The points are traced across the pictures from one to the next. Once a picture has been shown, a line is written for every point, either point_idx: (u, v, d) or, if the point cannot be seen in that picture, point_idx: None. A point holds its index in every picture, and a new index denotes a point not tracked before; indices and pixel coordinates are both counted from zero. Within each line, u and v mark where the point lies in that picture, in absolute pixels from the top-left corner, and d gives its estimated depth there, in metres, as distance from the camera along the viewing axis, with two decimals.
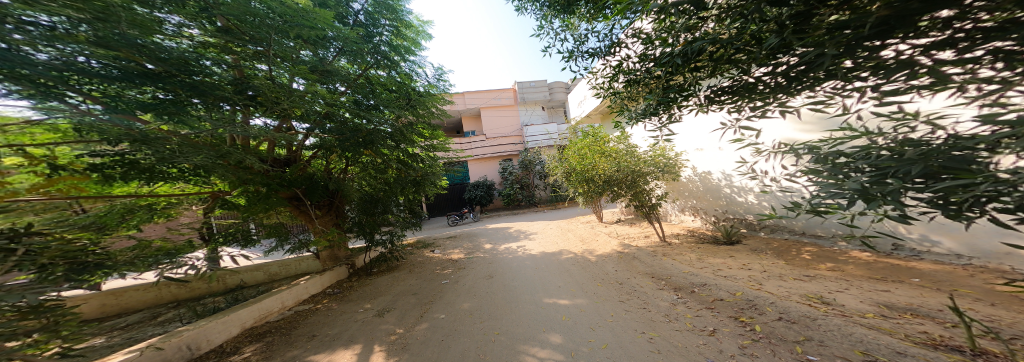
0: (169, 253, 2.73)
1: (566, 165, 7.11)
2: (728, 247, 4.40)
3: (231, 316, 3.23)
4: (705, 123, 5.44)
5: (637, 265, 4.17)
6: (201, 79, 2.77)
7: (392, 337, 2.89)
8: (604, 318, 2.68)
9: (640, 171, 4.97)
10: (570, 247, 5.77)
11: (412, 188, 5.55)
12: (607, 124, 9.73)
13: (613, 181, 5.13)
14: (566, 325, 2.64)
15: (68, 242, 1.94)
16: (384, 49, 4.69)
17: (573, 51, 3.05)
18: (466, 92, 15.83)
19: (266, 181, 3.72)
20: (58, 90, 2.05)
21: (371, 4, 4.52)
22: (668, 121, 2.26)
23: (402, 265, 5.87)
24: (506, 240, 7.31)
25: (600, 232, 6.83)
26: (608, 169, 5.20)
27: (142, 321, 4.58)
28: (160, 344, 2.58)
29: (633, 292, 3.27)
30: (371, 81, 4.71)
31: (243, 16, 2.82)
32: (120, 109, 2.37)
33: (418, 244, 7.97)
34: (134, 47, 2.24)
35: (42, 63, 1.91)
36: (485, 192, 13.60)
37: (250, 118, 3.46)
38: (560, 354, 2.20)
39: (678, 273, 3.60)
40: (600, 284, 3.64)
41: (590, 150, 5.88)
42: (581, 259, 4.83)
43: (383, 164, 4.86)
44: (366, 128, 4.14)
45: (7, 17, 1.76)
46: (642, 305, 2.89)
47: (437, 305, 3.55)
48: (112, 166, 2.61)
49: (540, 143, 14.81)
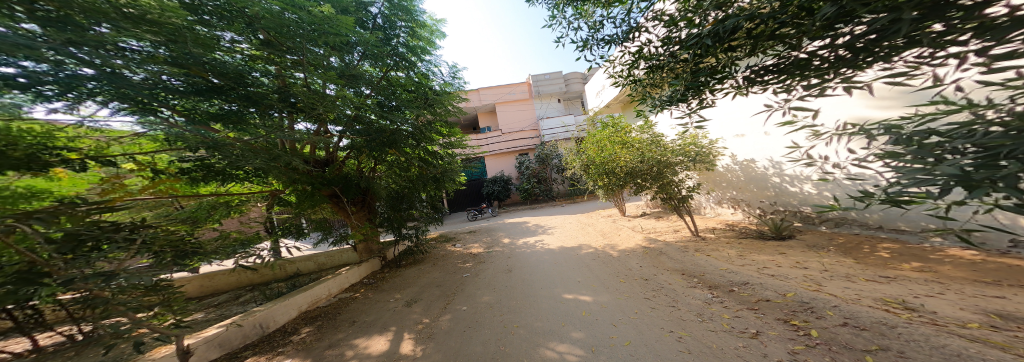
0: (242, 244, 3.13)
1: (583, 158, 6.94)
2: (778, 243, 3.95)
3: (291, 300, 3.67)
4: (746, 107, 4.96)
5: (664, 261, 3.94)
6: (255, 89, 3.18)
7: (419, 326, 3.06)
8: (627, 315, 2.59)
9: (667, 162, 4.56)
10: (590, 242, 5.64)
11: (433, 184, 5.81)
12: (627, 113, 9.29)
13: (638, 172, 4.81)
14: (586, 321, 2.60)
15: (170, 233, 2.33)
16: (401, 51, 4.92)
17: (588, 39, 2.90)
18: (482, 89, 15.75)
19: (311, 181, 4.14)
20: (153, 107, 2.49)
21: (388, 7, 4.69)
22: (699, 106, 2.04)
23: (428, 259, 6.15)
24: (524, 234, 7.36)
25: (622, 227, 6.56)
26: (631, 159, 4.97)
27: (228, 300, 5.41)
28: (240, 321, 3.05)
29: (660, 288, 3.11)
30: (392, 83, 4.92)
31: (280, 28, 3.13)
32: (197, 120, 2.82)
33: (440, 239, 8.29)
34: (200, 64, 2.61)
35: (138, 84, 2.24)
36: (502, 187, 13.75)
37: (295, 123, 3.88)
38: (581, 349, 2.19)
39: (714, 270, 3.34)
40: (621, 279, 3.52)
41: (611, 142, 5.88)
42: (603, 254, 4.71)
43: (405, 162, 5.22)
44: (389, 129, 4.39)
45: (109, 46, 2.05)
46: (672, 303, 2.73)
47: (459, 297, 3.70)
48: (196, 170, 3.14)
49: (557, 136, 14.58)
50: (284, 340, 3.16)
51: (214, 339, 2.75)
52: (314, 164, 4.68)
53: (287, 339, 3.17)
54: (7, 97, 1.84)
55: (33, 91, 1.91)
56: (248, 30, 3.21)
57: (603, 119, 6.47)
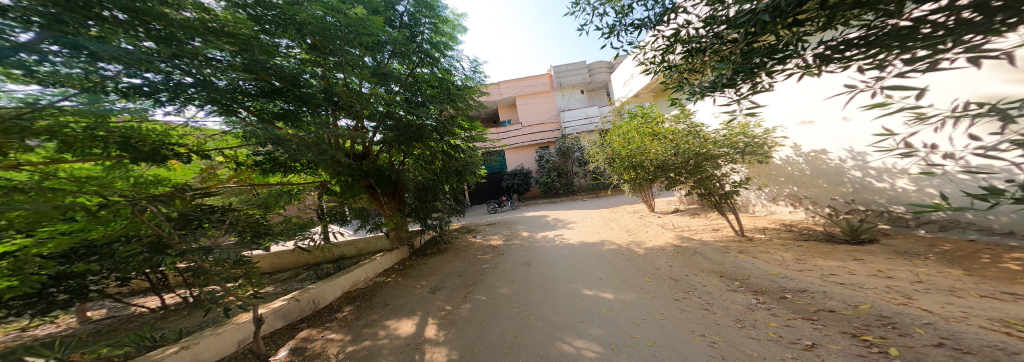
0: (301, 227, 3.58)
1: (608, 151, 6.69)
2: (853, 248, 3.36)
3: (337, 280, 4.13)
4: (815, 89, 4.25)
5: (699, 261, 3.62)
6: (306, 90, 3.50)
7: (441, 312, 3.23)
8: (653, 315, 2.46)
9: (704, 154, 4.08)
10: (613, 237, 5.42)
11: (455, 177, 6.01)
12: (661, 102, 8.55)
13: (670, 166, 4.44)
14: (606, 318, 2.51)
15: (249, 216, 2.75)
16: (426, 48, 4.94)
17: (616, 26, 2.70)
18: (500, 83, 15.50)
19: (351, 173, 4.54)
20: (233, 107, 2.98)
21: (412, 5, 4.70)
22: (751, 92, 1.76)
23: (450, 248, 6.43)
24: (542, 228, 7.31)
25: (651, 223, 6.14)
26: (662, 152, 4.62)
27: (290, 277, 6.26)
28: (298, 296, 3.54)
29: (692, 290, 2.88)
30: (417, 80, 5.11)
31: (322, 30, 3.36)
32: (265, 118, 3.38)
33: (462, 230, 8.57)
34: (266, 69, 2.99)
35: (224, 88, 2.73)
36: (522, 180, 13.70)
37: (337, 119, 4.24)
38: (600, 346, 2.13)
39: (761, 274, 2.99)
40: (649, 278, 3.32)
41: (638, 133, 5.52)
42: (626, 251, 4.49)
43: (430, 156, 5.45)
44: (415, 124, 4.62)
45: (199, 57, 2.45)
46: (705, 306, 2.51)
47: (479, 287, 3.84)
48: (265, 162, 3.62)
49: (579, 129, 14.07)
50: (330, 315, 3.56)
51: (279, 310, 3.25)
52: (352, 157, 5.15)
53: (333, 314, 3.58)
54: (135, 104, 2.36)
55: (153, 98, 2.44)
56: (298, 35, 3.51)
57: (631, 110, 6.12)
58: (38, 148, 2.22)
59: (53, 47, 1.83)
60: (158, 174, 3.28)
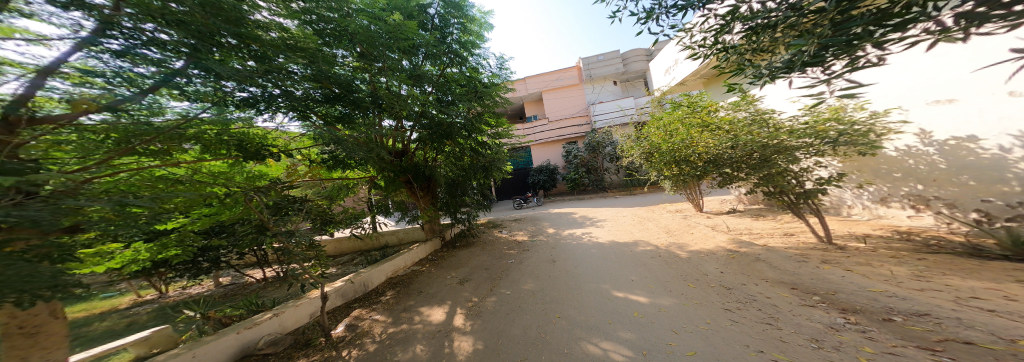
0: (355, 217, 4.01)
1: (646, 145, 6.23)
2: (1003, 265, 2.54)
3: (382, 266, 4.57)
4: (956, 58, 3.29)
5: (761, 270, 3.12)
6: (358, 95, 3.86)
7: (469, 303, 3.35)
8: (696, 324, 2.21)
9: (773, 146, 3.47)
10: (650, 238, 4.98)
11: (481, 173, 6.20)
12: (712, 90, 7.58)
13: (726, 160, 4.02)
14: (639, 323, 2.34)
15: (320, 207, 3.19)
16: (455, 48, 5.14)
17: (654, 9, 2.46)
18: (528, 78, 15.16)
19: (393, 169, 4.94)
20: (306, 113, 3.46)
21: (443, 6, 4.92)
22: (849, 67, 1.43)
23: (477, 242, 6.61)
24: (569, 225, 7.08)
25: (696, 224, 5.50)
26: (719, 144, 4.18)
27: (348, 261, 7.06)
28: (353, 278, 4.01)
29: (750, 301, 2.50)
30: (448, 79, 5.30)
31: (369, 40, 3.71)
32: (331, 121, 3.89)
33: (489, 224, 8.75)
34: (332, 78, 3.41)
35: (300, 98, 3.18)
36: (548, 176, 13.25)
37: (382, 120, 4.63)
38: (630, 350, 1.99)
39: (853, 291, 2.44)
40: (693, 284, 3.00)
41: (684, 125, 5.08)
42: (665, 254, 4.10)
43: (459, 152, 5.68)
44: (446, 122, 4.82)
45: (281, 70, 2.91)
46: (767, 320, 2.16)
47: (503, 281, 3.89)
48: (334, 160, 4.18)
49: (610, 122, 13.44)
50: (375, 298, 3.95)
51: (338, 289, 3.71)
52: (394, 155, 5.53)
53: (378, 297, 3.95)
54: (245, 113, 2.94)
55: (256, 109, 3.00)
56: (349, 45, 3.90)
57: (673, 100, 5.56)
58: (190, 149, 2.97)
59: (196, 72, 2.37)
60: (263, 169, 4.05)
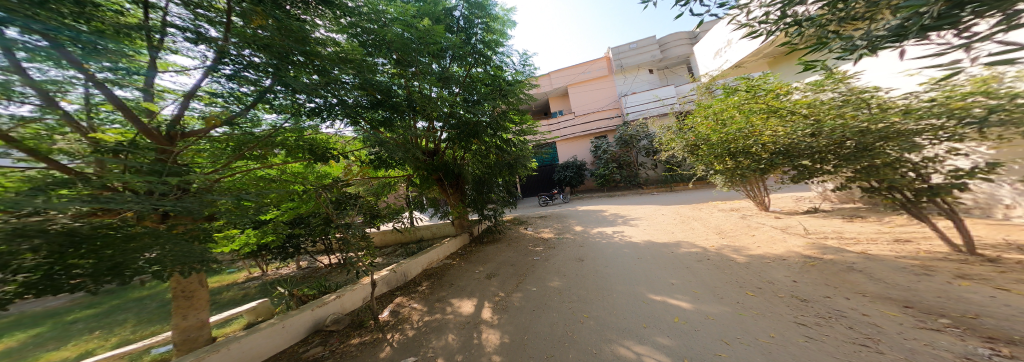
0: (395, 212, 4.31)
1: (696, 138, 5.62)
2: None
3: (419, 258, 4.88)
4: None
5: (849, 282, 2.59)
6: (394, 100, 4.12)
7: (496, 298, 3.41)
8: (754, 336, 1.96)
9: (864, 131, 2.86)
10: (692, 240, 4.51)
11: (506, 170, 6.23)
12: (781, 70, 6.52)
13: (803, 151, 3.44)
14: (681, 329, 2.17)
15: (367, 202, 3.49)
16: (480, 48, 5.24)
17: None
18: (551, 73, 14.74)
19: (426, 167, 5.21)
20: (358, 119, 3.81)
21: (467, 8, 5.04)
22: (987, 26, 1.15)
23: (503, 238, 6.68)
24: (599, 224, 6.78)
25: (751, 226, 4.85)
26: (793, 132, 3.54)
27: (390, 253, 7.64)
28: (395, 268, 4.37)
29: (828, 315, 2.12)
30: (473, 79, 5.33)
31: (402, 46, 3.99)
32: (376, 125, 4.22)
33: (515, 221, 8.79)
34: (376, 85, 3.69)
35: (353, 105, 3.54)
36: (575, 173, 12.81)
37: (416, 122, 4.90)
38: (668, 357, 1.86)
39: (981, 309, 1.89)
40: (750, 293, 2.66)
41: (742, 111, 4.38)
42: (711, 258, 3.68)
43: (485, 150, 5.79)
44: (472, 121, 4.91)
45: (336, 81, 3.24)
46: (859, 339, 1.77)
47: (530, 278, 3.88)
48: (380, 161, 4.58)
49: (646, 113, 12.56)
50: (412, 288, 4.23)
51: (382, 278, 4.07)
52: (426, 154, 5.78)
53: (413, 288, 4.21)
54: (313, 122, 3.39)
55: (319, 118, 3.40)
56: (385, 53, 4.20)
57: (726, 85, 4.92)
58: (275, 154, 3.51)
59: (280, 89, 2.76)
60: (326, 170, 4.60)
